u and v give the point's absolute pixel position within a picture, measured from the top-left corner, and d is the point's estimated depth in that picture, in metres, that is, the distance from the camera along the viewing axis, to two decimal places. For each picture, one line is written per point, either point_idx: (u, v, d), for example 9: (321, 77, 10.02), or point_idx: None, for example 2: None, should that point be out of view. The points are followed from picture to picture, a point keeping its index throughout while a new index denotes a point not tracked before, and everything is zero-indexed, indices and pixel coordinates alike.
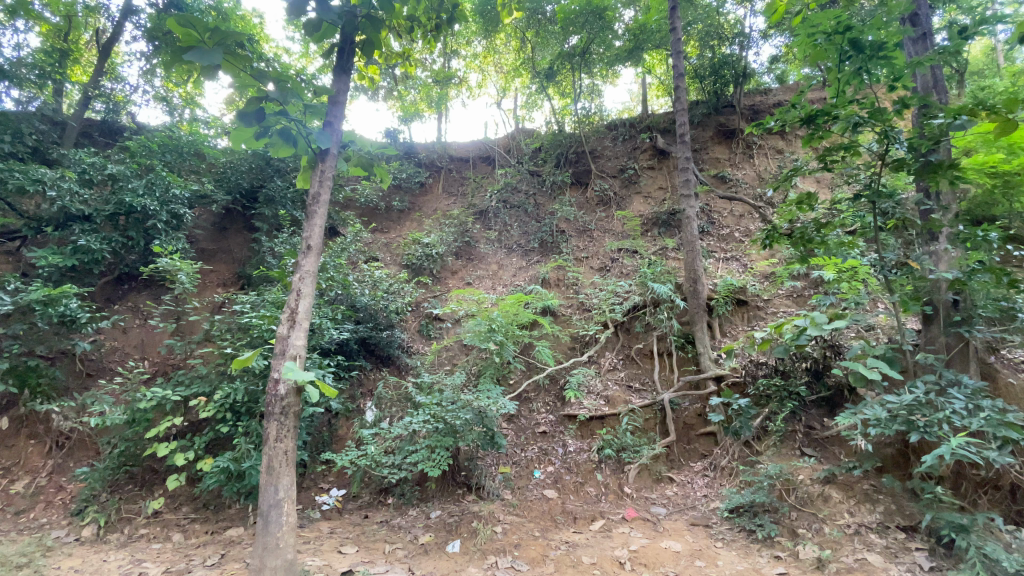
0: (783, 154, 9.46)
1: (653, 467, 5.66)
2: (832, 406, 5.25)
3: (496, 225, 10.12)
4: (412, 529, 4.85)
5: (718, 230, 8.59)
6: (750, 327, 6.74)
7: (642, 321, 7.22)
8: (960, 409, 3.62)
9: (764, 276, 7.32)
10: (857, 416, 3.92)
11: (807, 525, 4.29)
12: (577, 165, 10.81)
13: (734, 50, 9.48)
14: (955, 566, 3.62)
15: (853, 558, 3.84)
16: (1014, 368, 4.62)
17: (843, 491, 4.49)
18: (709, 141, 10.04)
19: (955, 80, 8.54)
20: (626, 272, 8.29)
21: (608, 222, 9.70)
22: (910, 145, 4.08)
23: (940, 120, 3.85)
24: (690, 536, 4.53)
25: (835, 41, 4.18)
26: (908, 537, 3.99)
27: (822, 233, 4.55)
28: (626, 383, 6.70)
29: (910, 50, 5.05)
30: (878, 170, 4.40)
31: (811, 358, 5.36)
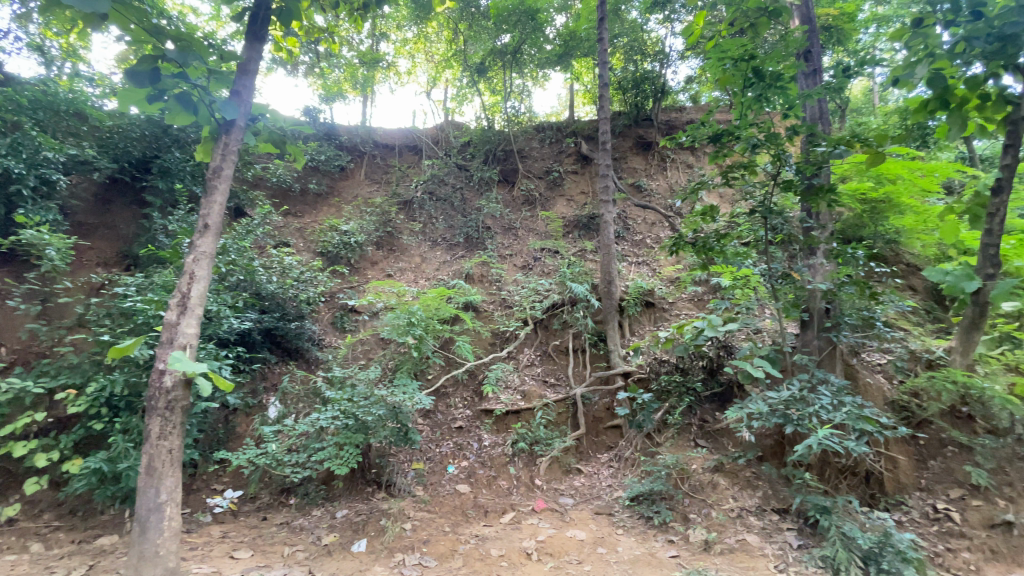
0: (692, 169, 10.18)
1: (564, 459, 5.84)
2: (723, 400, 5.71)
3: (421, 217, 9.91)
4: (316, 530, 4.63)
5: (633, 235, 9.05)
6: (656, 327, 7.18)
7: (560, 319, 7.42)
8: (827, 404, 4.11)
9: (671, 281, 7.83)
10: (744, 410, 4.35)
11: (697, 511, 4.65)
12: (505, 163, 10.90)
13: (654, 67, 10.04)
14: (818, 544, 4.11)
15: (735, 539, 4.27)
16: (870, 369, 5.34)
17: (729, 478, 4.92)
18: (628, 151, 10.56)
19: (837, 115, 9.68)
20: (547, 271, 8.50)
21: (533, 221, 9.87)
22: (798, 168, 4.55)
23: (823, 147, 4.37)
24: (595, 524, 4.75)
25: (741, 67, 4.58)
26: (780, 518, 4.48)
27: (721, 243, 5.07)
28: (542, 378, 6.87)
29: (803, 84, 5.60)
30: (771, 190, 4.81)
31: (707, 357, 5.75)
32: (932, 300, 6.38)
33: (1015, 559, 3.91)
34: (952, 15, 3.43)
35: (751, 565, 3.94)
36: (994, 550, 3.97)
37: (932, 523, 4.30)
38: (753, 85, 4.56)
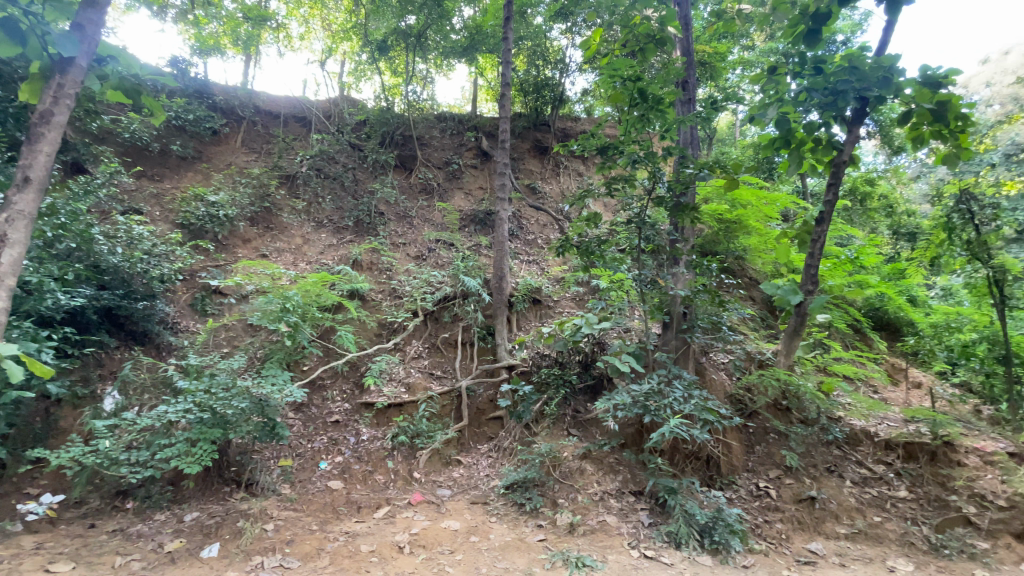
0: (583, 177, 10.81)
1: (444, 451, 5.85)
2: (594, 392, 6.15)
3: (305, 195, 9.22)
4: (158, 536, 4.12)
5: (525, 235, 9.34)
6: (540, 324, 7.50)
7: (450, 312, 7.41)
8: (679, 397, 4.66)
9: (557, 280, 8.23)
10: (611, 401, 4.77)
11: (565, 495, 4.98)
12: (403, 148, 10.57)
13: (555, 75, 10.44)
14: (665, 521, 4.64)
15: (596, 520, 4.66)
16: (715, 367, 6.13)
17: (596, 464, 5.29)
18: (526, 152, 10.87)
19: (706, 143, 10.94)
20: (440, 263, 8.44)
21: (428, 211, 9.72)
22: (669, 186, 5.06)
23: (690, 170, 4.93)
24: (469, 514, 4.85)
25: (628, 86, 4.94)
26: (635, 499, 4.97)
27: (601, 247, 5.45)
28: (428, 370, 6.80)
29: (680, 110, 6.19)
30: (647, 204, 5.29)
31: (583, 352, 6.14)
32: (767, 310, 7.51)
33: (816, 527, 4.78)
34: (799, 67, 4.08)
35: (608, 543, 4.34)
36: (800, 521, 4.80)
37: (755, 499, 5.05)
38: (638, 105, 4.97)
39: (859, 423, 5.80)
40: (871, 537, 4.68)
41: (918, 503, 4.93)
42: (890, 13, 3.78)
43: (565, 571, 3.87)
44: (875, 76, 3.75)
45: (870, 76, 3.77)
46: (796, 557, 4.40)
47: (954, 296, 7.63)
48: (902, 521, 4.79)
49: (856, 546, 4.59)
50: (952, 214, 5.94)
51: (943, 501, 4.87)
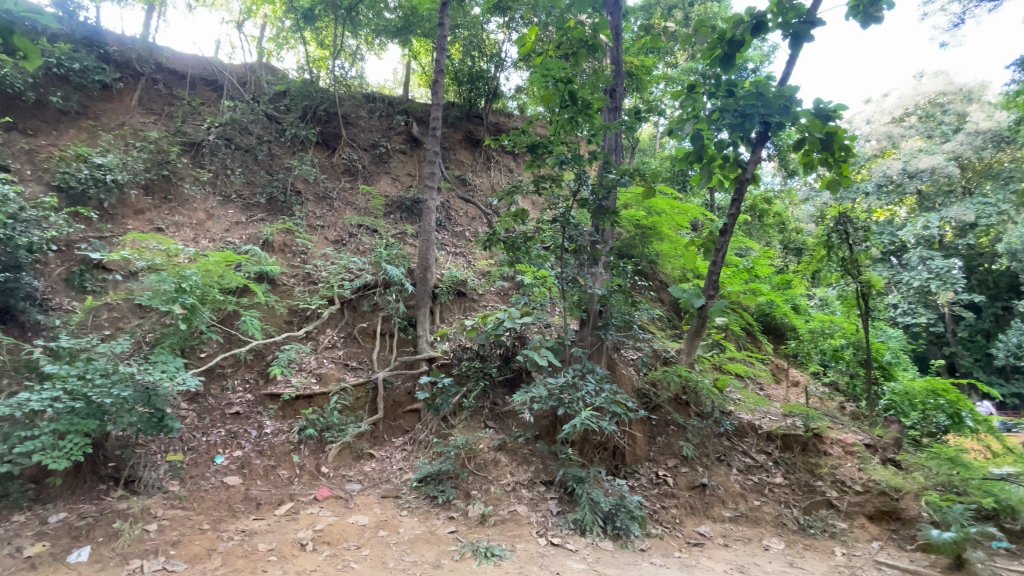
0: (513, 173, 10.89)
1: (355, 445, 5.66)
2: (512, 385, 6.25)
3: (212, 166, 8.44)
4: (12, 540, 3.59)
5: (453, 226, 9.23)
6: (464, 316, 7.47)
7: (370, 301, 7.16)
8: (592, 390, 4.89)
9: (482, 274, 8.23)
10: (528, 394, 4.89)
11: (478, 487, 5.02)
12: (326, 125, 10.01)
13: (490, 68, 10.40)
14: (572, 509, 4.84)
15: (507, 510, 4.76)
16: (626, 363, 6.47)
17: (509, 456, 5.39)
18: (457, 143, 10.73)
19: (630, 151, 11.48)
20: (361, 250, 8.13)
21: (352, 194, 9.30)
22: (593, 189, 5.26)
23: (612, 175, 5.17)
24: (379, 508, 4.74)
25: (560, 87, 5.04)
26: (546, 489, 5.13)
27: (526, 244, 5.54)
28: (343, 361, 6.53)
29: (608, 117, 6.42)
30: (572, 204, 5.45)
31: (504, 346, 6.19)
32: (674, 312, 8.06)
33: (705, 511, 5.23)
34: (714, 88, 4.38)
35: (517, 533, 4.46)
36: (693, 506, 5.23)
37: (655, 487, 5.41)
38: (568, 107, 5.10)
39: (747, 417, 6.42)
40: (752, 519, 5.22)
41: (791, 488, 5.58)
42: (792, 48, 4.18)
43: (473, 562, 3.91)
44: (778, 103, 4.12)
45: (774, 103, 4.13)
46: (687, 540, 4.80)
47: (829, 306, 8.65)
48: (777, 505, 5.40)
49: (738, 528, 5.10)
50: (832, 234, 6.70)
51: (811, 486, 5.54)
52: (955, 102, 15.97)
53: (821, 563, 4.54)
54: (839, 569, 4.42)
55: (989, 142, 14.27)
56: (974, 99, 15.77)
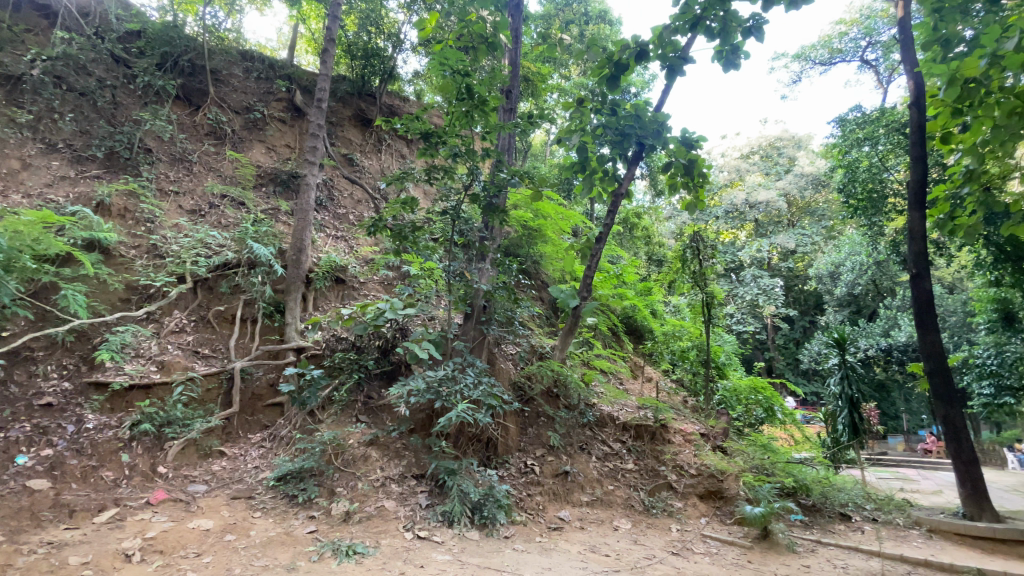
0: (405, 160, 10.54)
1: (203, 442, 5.09)
2: (389, 378, 6.05)
3: (31, 104, 6.93)
4: None
5: (335, 207, 8.66)
6: (340, 305, 7.06)
7: (230, 282, 6.44)
8: (470, 383, 4.97)
9: (364, 261, 7.85)
10: (405, 388, 4.80)
11: (344, 484, 4.82)
12: (190, 79, 8.78)
13: (387, 47, 10.07)
14: (442, 501, 4.87)
15: (374, 506, 4.64)
16: (506, 357, 6.61)
17: (381, 450, 5.25)
18: (346, 120, 10.10)
19: (522, 153, 11.82)
20: (224, 223, 7.29)
21: (216, 160, 8.27)
22: (484, 185, 5.31)
23: (504, 174, 5.29)
24: (227, 510, 4.31)
25: (457, 78, 5.05)
26: (417, 482, 5.09)
27: (414, 234, 5.42)
28: (192, 348, 5.80)
29: (502, 116, 6.52)
30: (462, 198, 5.44)
31: (383, 337, 5.97)
32: (551, 311, 8.49)
33: (565, 497, 5.62)
34: (600, 105, 4.71)
35: (383, 529, 4.38)
36: (555, 492, 5.59)
37: (522, 476, 5.66)
38: (464, 100, 5.09)
39: (608, 409, 7.00)
40: (605, 502, 5.74)
41: (639, 473, 6.18)
42: (667, 79, 4.65)
43: (333, 561, 3.74)
44: (652, 127, 4.59)
45: (648, 127, 4.59)
46: (548, 524, 5.13)
47: (681, 312, 9.78)
48: (628, 488, 5.97)
49: (593, 511, 5.57)
50: (688, 249, 7.60)
51: (656, 470, 6.20)
52: (789, 146, 18.94)
53: (659, 538, 5.15)
54: (674, 543, 5.06)
55: (809, 185, 17.24)
56: (802, 146, 18.93)
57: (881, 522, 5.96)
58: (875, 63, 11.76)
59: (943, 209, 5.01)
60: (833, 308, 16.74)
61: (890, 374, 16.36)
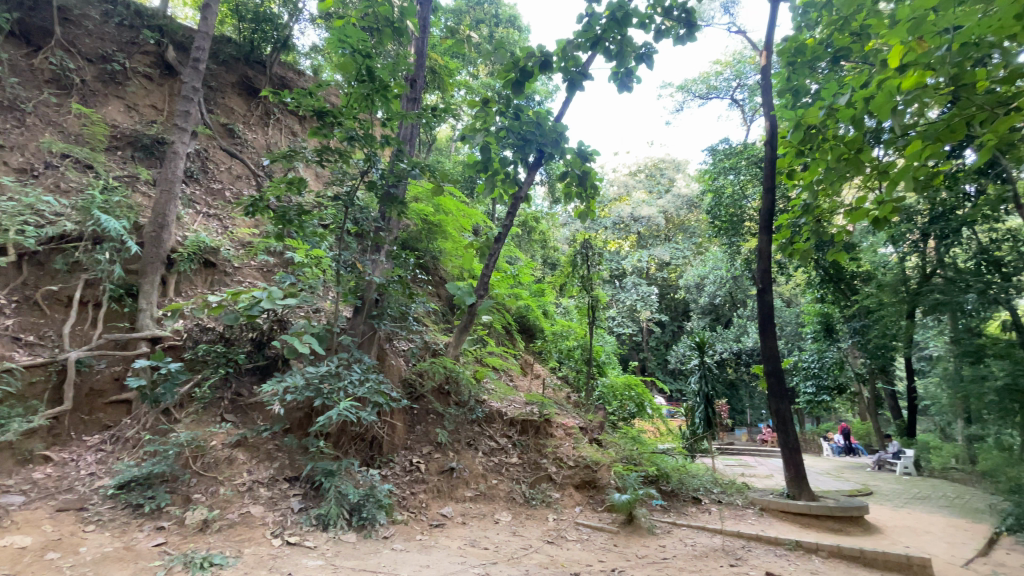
0: (295, 137, 9.78)
1: (20, 446, 4.30)
2: (263, 373, 5.57)
3: None
4: None
5: (208, 181, 7.77)
6: (209, 291, 6.35)
7: (67, 258, 5.48)
8: (354, 380, 4.78)
9: (241, 243, 7.14)
10: (280, 384, 4.47)
11: (203, 490, 4.37)
12: (27, 11, 7.33)
13: (282, 13, 9.37)
14: (317, 505, 4.63)
15: (238, 513, 4.27)
16: (396, 353, 6.44)
17: (249, 452, 4.84)
18: (228, 86, 9.12)
19: (424, 146, 11.64)
20: (64, 188, 6.19)
21: (58, 112, 6.99)
22: (381, 173, 5.12)
23: (403, 165, 5.15)
24: (51, 525, 3.68)
25: (358, 59, 4.81)
26: (289, 485, 4.77)
27: (301, 218, 5.04)
28: (11, 334, 4.87)
29: (404, 105, 6.36)
30: (358, 184, 5.20)
31: (258, 329, 5.49)
32: (447, 307, 8.45)
33: (449, 493, 5.65)
34: (504, 107, 4.78)
35: (247, 537, 4.04)
36: (439, 489, 5.58)
37: (407, 474, 5.57)
38: (365, 82, 4.84)
39: (496, 406, 7.16)
40: (488, 497, 5.86)
41: (522, 466, 6.41)
42: (567, 91, 4.89)
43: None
44: (552, 136, 4.79)
45: (548, 135, 4.78)
46: (430, 522, 5.11)
47: (570, 313, 10.31)
48: (511, 482, 6.15)
49: (476, 505, 5.67)
50: (578, 255, 8.06)
51: (538, 463, 6.48)
52: (670, 168, 20.99)
53: (537, 528, 5.40)
54: (549, 532, 5.33)
55: (683, 205, 19.43)
56: (681, 169, 21.08)
57: (725, 503, 6.85)
58: (742, 103, 13.43)
59: (785, 234, 5.83)
60: (698, 315, 18.85)
61: (739, 374, 18.83)
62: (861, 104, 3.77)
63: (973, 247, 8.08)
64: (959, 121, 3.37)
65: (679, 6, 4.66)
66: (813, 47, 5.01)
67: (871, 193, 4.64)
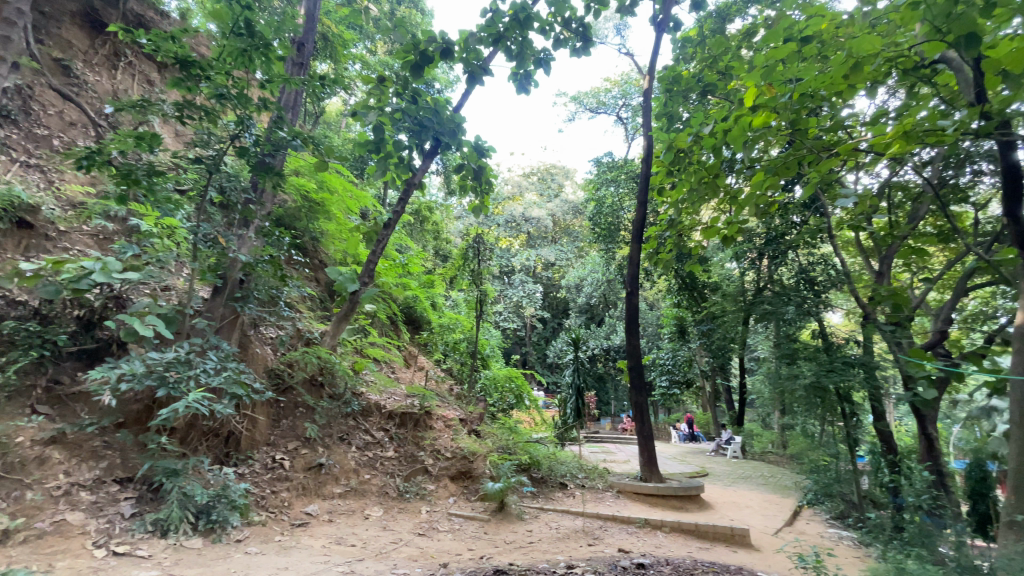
0: (153, 87, 8.44)
1: None
2: (91, 359, 4.72)
3: None
4: None
5: (30, 124, 6.36)
6: (22, 257, 5.21)
7: None
8: (209, 368, 4.29)
9: (71, 203, 5.99)
10: (112, 370, 3.84)
11: (2, 496, 3.58)
12: None
13: None
14: (154, 509, 4.08)
15: (49, 521, 3.59)
16: (261, 341, 5.90)
17: (67, 451, 4.10)
18: (65, 14, 7.60)
19: (311, 119, 10.86)
20: None
21: None
22: (256, 140, 4.63)
23: (282, 134, 4.68)
24: None
25: (234, 8, 4.25)
26: (120, 489, 4.13)
27: (152, 179, 4.34)
28: None
29: (289, 69, 5.83)
30: (227, 149, 4.66)
31: (87, 306, 4.62)
32: (326, 293, 7.97)
33: (316, 490, 5.33)
34: (401, 89, 4.60)
35: (61, 548, 3.42)
36: (304, 487, 5.25)
37: (268, 472, 5.15)
38: (242, 37, 4.31)
39: (374, 398, 6.90)
40: (358, 492, 5.64)
41: (398, 460, 6.27)
42: (467, 83, 4.83)
43: None
44: (449, 126, 4.74)
45: (446, 125, 4.71)
46: (291, 521, 4.79)
47: (458, 306, 10.34)
48: (385, 476, 5.99)
49: (345, 502, 5.42)
50: (469, 248, 8.13)
51: (414, 456, 6.40)
52: (560, 175, 22.24)
53: (408, 521, 5.33)
54: (421, 524, 5.30)
55: (569, 211, 20.68)
56: (570, 177, 22.39)
57: (587, 487, 7.39)
58: (626, 121, 14.59)
59: (653, 245, 6.44)
60: (576, 314, 20.18)
61: (608, 369, 20.50)
62: (721, 135, 4.26)
63: (795, 268, 9.28)
64: (793, 159, 3.99)
65: (577, 20, 4.86)
66: (687, 79, 5.58)
67: (723, 215, 5.31)
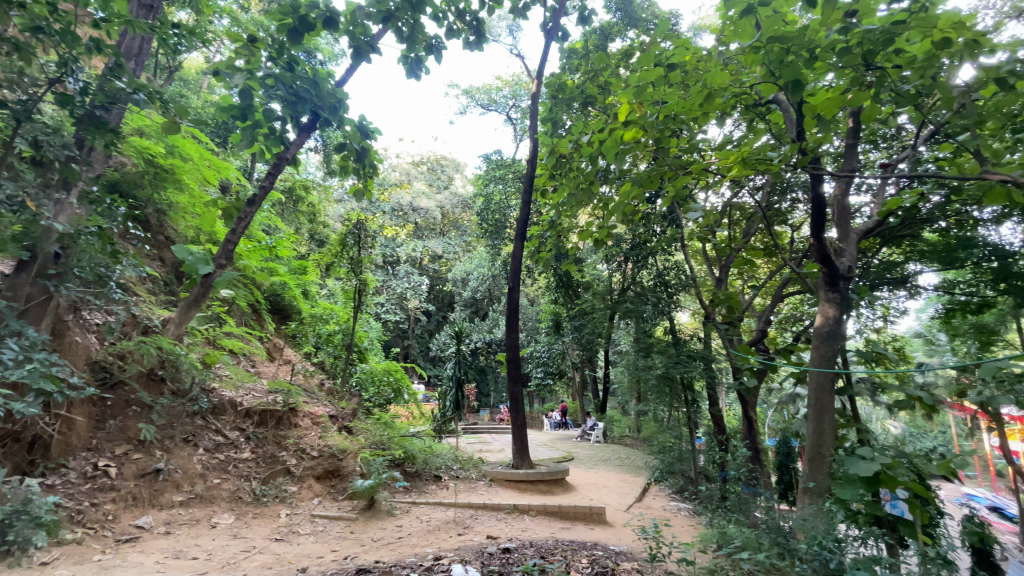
0: None
1: None
2: None
3: None
4: None
5: None
6: None
7: None
8: (6, 360, 3.48)
9: None
10: None
11: None
12: None
13: None
14: None
15: None
16: (84, 328, 5.01)
17: None
18: None
19: (162, 72, 9.35)
20: None
21: None
22: (83, 87, 3.82)
23: (121, 84, 3.88)
24: None
25: None
26: None
27: None
28: None
29: (136, 10, 5.05)
30: (44, 95, 3.83)
31: None
32: (173, 274, 6.97)
33: (150, 500, 4.67)
34: (276, 53, 4.17)
35: None
36: (135, 497, 4.56)
37: (87, 481, 4.37)
38: None
39: (229, 394, 6.21)
40: (205, 499, 5.05)
41: (255, 461, 5.73)
42: (353, 60, 4.33)
43: None
44: (329, 100, 4.27)
45: (326, 99, 4.24)
46: (116, 537, 4.13)
47: (334, 296, 9.74)
48: (237, 479, 5.43)
49: (187, 511, 4.82)
50: (348, 235, 7.70)
51: (274, 457, 5.90)
52: (450, 167, 22.04)
53: (264, 527, 4.91)
54: (278, 529, 4.90)
55: (458, 204, 20.61)
56: (460, 170, 22.31)
57: (461, 478, 7.45)
58: (516, 122, 14.96)
59: (533, 243, 6.69)
60: (460, 307, 20.22)
61: (489, 362, 20.91)
62: (597, 145, 4.56)
63: (654, 271, 10.32)
64: (656, 174, 4.43)
65: (470, 13, 4.85)
66: (571, 88, 5.87)
67: (595, 219, 5.69)
